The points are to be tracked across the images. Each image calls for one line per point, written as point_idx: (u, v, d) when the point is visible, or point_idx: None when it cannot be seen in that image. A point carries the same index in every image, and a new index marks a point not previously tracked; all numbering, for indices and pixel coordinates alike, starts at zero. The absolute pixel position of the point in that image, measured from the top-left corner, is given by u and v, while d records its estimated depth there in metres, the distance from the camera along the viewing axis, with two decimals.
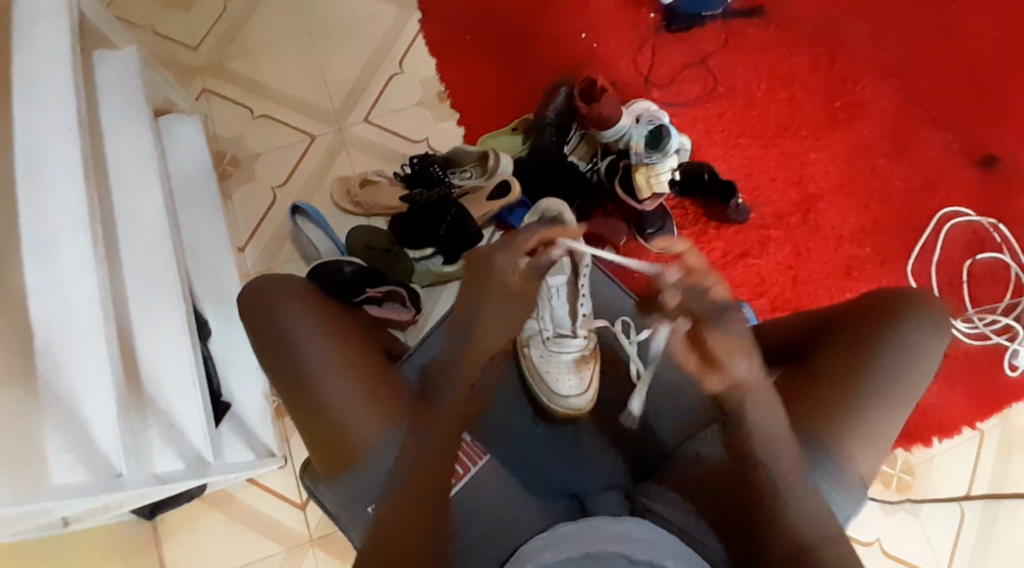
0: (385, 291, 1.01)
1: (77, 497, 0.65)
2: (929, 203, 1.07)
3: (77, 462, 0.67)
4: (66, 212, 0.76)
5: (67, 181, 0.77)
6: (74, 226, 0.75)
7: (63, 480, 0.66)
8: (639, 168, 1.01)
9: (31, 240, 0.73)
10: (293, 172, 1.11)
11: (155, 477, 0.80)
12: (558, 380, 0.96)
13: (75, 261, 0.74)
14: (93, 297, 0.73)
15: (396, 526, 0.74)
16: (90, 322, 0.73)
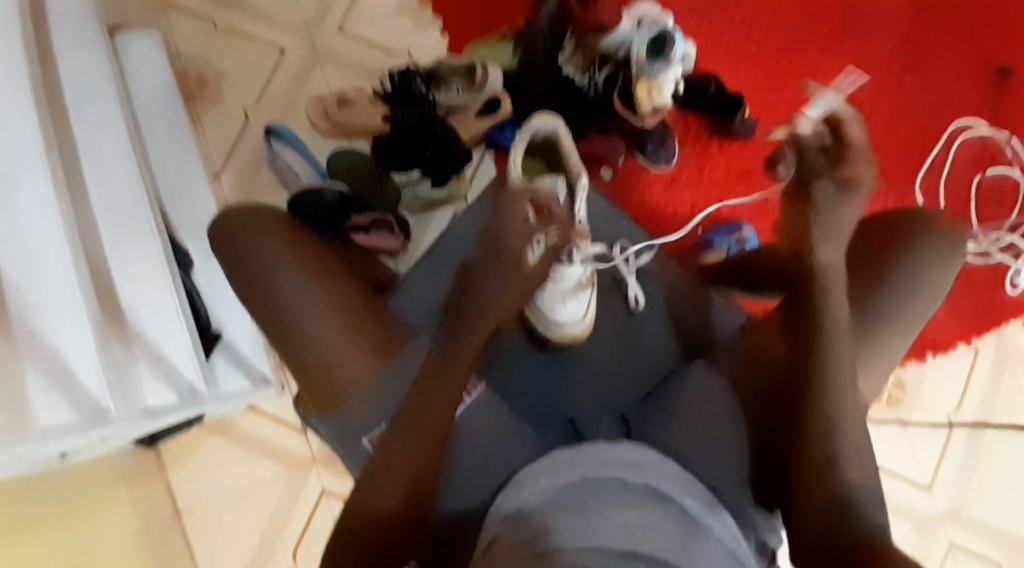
0: (372, 219, 0.96)
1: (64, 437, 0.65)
2: (940, 117, 1.02)
3: None
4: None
5: None
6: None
7: None
8: (640, 80, 0.94)
9: None
10: (265, 93, 1.04)
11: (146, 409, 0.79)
12: (556, 305, 0.91)
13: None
14: None
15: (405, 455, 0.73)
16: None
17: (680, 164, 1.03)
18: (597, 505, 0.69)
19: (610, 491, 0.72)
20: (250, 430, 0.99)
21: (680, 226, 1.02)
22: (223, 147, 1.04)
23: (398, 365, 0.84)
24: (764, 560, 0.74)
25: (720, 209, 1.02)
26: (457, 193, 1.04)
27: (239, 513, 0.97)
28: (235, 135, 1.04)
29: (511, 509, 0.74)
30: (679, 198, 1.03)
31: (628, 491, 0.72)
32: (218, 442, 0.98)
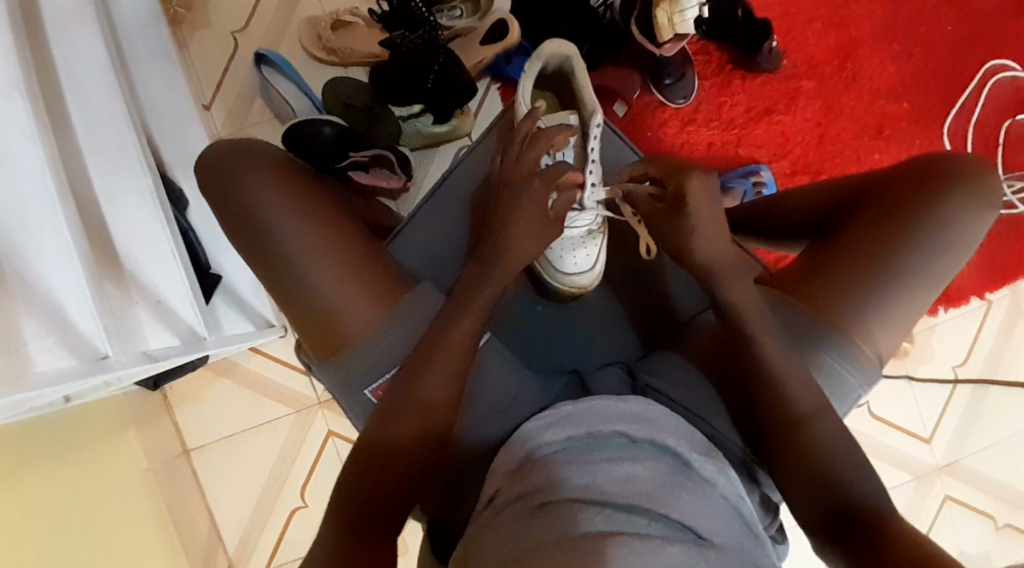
0: (372, 156, 0.91)
1: (66, 382, 0.66)
2: (975, 53, 0.94)
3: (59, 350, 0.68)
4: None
5: None
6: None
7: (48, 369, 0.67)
8: (661, 2, 0.85)
9: None
10: (255, 15, 0.97)
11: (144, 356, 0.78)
12: (561, 255, 0.89)
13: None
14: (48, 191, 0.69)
15: (411, 401, 0.71)
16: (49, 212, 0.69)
17: (698, 101, 0.95)
18: (598, 458, 0.67)
19: (612, 447, 0.69)
20: (252, 368, 1.02)
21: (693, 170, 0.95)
22: (213, 75, 0.97)
23: (403, 313, 0.79)
24: (768, 514, 0.75)
25: (738, 150, 0.95)
26: (461, 129, 0.97)
27: (249, 447, 1.02)
28: (225, 62, 0.98)
29: (514, 462, 0.72)
30: (697, 136, 0.95)
31: (630, 446, 0.70)
32: (222, 383, 1.02)
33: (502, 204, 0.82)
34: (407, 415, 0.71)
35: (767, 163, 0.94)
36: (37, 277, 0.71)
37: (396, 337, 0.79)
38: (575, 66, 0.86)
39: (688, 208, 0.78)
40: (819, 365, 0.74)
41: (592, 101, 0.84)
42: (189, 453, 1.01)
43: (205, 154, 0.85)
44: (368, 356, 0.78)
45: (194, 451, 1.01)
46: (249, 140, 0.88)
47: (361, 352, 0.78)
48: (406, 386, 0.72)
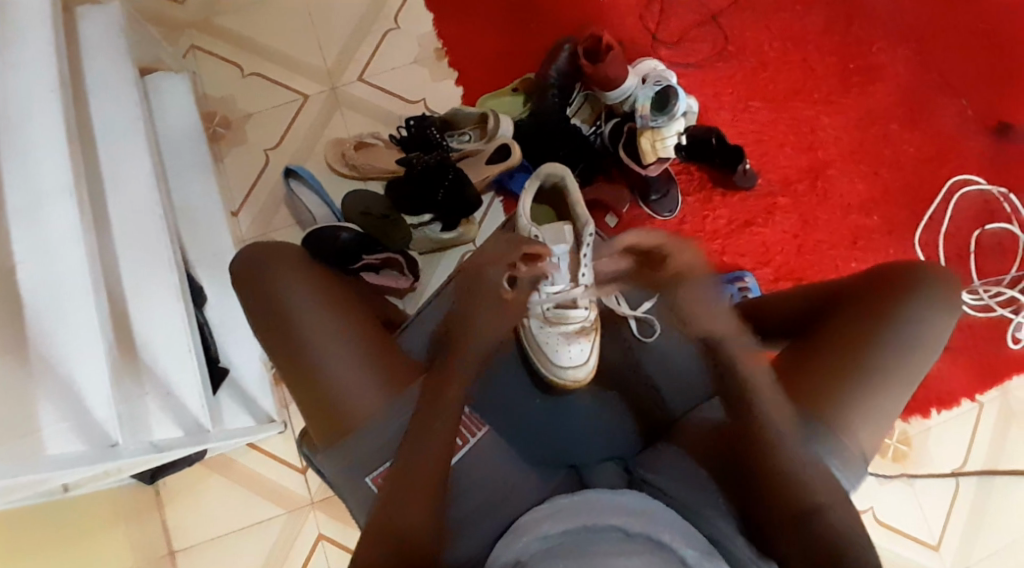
0: (383, 258, 0.98)
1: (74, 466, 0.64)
2: (936, 176, 1.05)
3: (71, 434, 0.66)
4: (54, 171, 0.75)
5: (55, 157, 0.75)
6: (63, 188, 0.74)
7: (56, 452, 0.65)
8: (644, 132, 0.98)
9: (18, 202, 0.72)
10: (286, 135, 1.09)
11: (150, 446, 0.77)
12: (557, 350, 0.94)
13: (65, 220, 0.73)
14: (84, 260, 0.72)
15: (399, 513, 0.70)
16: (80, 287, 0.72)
17: (683, 213, 1.04)
18: (597, 550, 0.65)
19: (608, 539, 0.67)
20: (249, 465, 1.02)
21: None
22: (243, 185, 1.07)
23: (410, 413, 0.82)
24: None
25: (723, 257, 1.02)
26: (467, 236, 1.05)
27: (237, 550, 1.00)
28: (256, 174, 1.08)
29: (510, 555, 0.69)
30: (682, 245, 1.03)
31: (629, 539, 0.67)
32: (218, 479, 1.02)
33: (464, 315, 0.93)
34: (419, 491, 0.72)
35: (752, 269, 1.02)
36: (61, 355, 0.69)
37: (398, 426, 0.81)
38: (569, 185, 0.94)
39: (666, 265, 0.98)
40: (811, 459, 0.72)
41: (586, 216, 0.90)
42: (175, 554, 0.99)
43: (239, 253, 0.90)
44: (374, 443, 0.81)
45: (180, 553, 0.99)
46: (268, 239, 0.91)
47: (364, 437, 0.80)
48: (400, 494, 0.72)
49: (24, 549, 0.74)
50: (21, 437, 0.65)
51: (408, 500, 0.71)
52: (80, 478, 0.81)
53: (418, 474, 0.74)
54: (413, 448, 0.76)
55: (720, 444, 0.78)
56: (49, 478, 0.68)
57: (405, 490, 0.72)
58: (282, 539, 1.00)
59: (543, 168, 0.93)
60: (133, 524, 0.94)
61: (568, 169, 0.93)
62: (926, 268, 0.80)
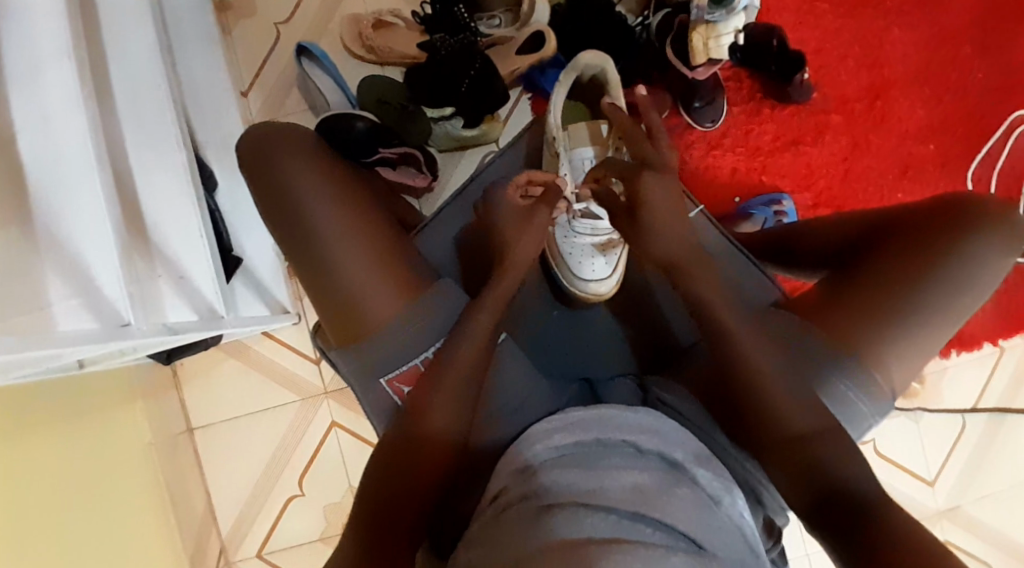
0: (400, 154, 0.92)
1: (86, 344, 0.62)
2: (1007, 104, 0.95)
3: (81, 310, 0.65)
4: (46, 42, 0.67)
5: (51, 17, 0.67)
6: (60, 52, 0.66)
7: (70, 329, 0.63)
8: (698, 27, 0.86)
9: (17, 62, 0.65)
10: (299, 7, 0.99)
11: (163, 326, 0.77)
12: (580, 262, 0.89)
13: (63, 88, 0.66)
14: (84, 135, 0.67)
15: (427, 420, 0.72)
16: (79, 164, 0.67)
17: (725, 125, 0.96)
18: (607, 464, 0.65)
19: (620, 454, 0.67)
20: (262, 353, 1.04)
21: (717, 191, 0.96)
22: (253, 60, 1.00)
23: (434, 311, 0.79)
24: (769, 538, 0.75)
25: (762, 177, 0.96)
26: (490, 135, 0.98)
27: (253, 431, 1.03)
28: (266, 50, 1.00)
29: (522, 461, 0.70)
30: (719, 160, 0.96)
31: (639, 456, 0.67)
32: (232, 364, 1.04)
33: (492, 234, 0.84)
34: (445, 405, 0.73)
35: (791, 193, 0.96)
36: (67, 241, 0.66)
37: (408, 333, 0.78)
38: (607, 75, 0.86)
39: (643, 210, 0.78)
40: (834, 392, 0.72)
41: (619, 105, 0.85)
42: (193, 432, 1.03)
43: (246, 133, 0.85)
44: (390, 346, 0.78)
45: (198, 430, 1.03)
46: (278, 122, 0.87)
47: (373, 346, 0.78)
48: (421, 408, 0.73)
49: (44, 426, 0.74)
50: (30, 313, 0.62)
51: (433, 411, 0.72)
52: (95, 357, 0.81)
53: (444, 384, 0.73)
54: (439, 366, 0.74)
55: (708, 377, 0.77)
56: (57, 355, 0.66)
57: (430, 400, 0.73)
58: (296, 425, 1.04)
59: (580, 58, 0.85)
60: (151, 401, 0.97)
61: (607, 60, 0.84)
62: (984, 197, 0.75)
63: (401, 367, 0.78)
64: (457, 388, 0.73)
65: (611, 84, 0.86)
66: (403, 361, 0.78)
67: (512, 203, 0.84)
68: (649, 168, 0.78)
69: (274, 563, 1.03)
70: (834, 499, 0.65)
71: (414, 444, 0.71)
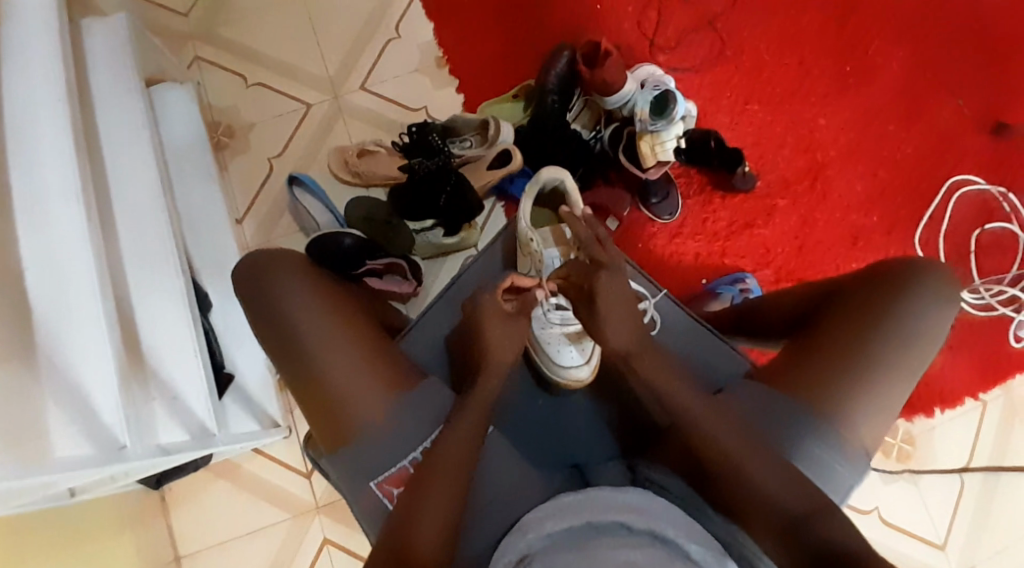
0: (386, 264, 0.99)
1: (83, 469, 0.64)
2: (934, 175, 1.06)
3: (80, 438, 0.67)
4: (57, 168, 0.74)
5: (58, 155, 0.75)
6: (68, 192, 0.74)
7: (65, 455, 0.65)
8: (644, 135, 0.98)
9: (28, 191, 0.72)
10: (290, 142, 1.10)
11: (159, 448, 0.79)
12: (558, 350, 0.92)
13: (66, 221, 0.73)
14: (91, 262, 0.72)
15: (421, 524, 0.72)
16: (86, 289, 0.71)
17: (683, 216, 1.05)
18: (602, 543, 0.65)
19: (612, 534, 0.67)
20: (252, 470, 1.02)
21: (683, 275, 1.03)
22: (248, 191, 1.09)
23: (422, 412, 0.82)
24: None
25: (724, 260, 1.04)
26: (468, 241, 1.07)
27: (243, 555, 1.00)
28: (260, 181, 1.09)
29: (515, 552, 0.69)
30: (682, 246, 1.04)
31: (630, 535, 0.67)
32: (223, 485, 1.02)
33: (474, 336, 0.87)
34: (438, 503, 0.74)
35: (753, 270, 1.03)
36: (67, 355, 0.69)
37: (398, 429, 0.80)
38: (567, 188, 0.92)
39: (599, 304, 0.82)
40: (810, 457, 0.75)
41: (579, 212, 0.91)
42: (181, 561, 0.99)
43: (239, 262, 0.90)
44: (383, 446, 0.80)
45: (185, 559, 0.99)
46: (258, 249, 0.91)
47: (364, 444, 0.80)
48: (410, 513, 0.73)
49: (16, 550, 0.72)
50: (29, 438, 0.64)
51: (424, 520, 0.72)
52: (86, 485, 0.81)
53: (439, 487, 0.74)
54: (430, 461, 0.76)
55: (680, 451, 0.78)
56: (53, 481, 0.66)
57: (424, 507, 0.73)
58: (286, 544, 1.01)
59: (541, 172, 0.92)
60: (138, 529, 0.94)
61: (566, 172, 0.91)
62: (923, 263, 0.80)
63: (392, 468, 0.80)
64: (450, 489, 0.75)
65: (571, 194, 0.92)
66: (394, 459, 0.80)
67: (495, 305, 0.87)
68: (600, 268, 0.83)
69: None
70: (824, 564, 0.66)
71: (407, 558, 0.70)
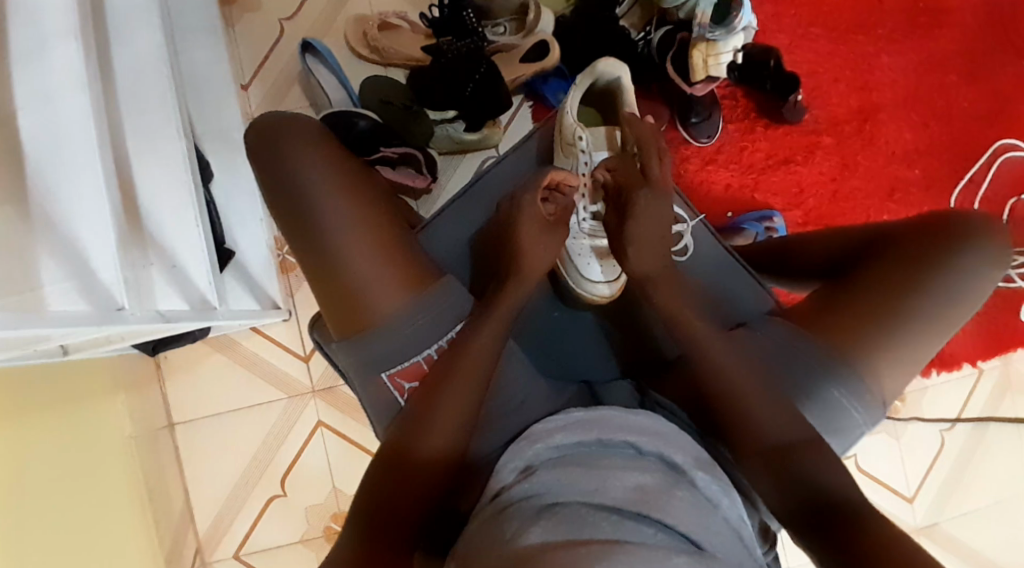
0: (401, 154, 0.92)
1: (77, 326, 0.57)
2: (988, 132, 1.00)
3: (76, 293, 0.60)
4: (59, 8, 0.65)
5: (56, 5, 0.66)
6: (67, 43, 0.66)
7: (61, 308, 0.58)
8: (698, 44, 0.89)
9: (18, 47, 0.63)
10: (306, 5, 1.00)
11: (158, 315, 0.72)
12: (587, 263, 0.89)
13: (70, 64, 0.64)
14: (88, 119, 0.64)
15: (429, 431, 0.72)
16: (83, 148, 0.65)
17: (720, 142, 0.98)
18: (609, 463, 0.65)
19: (622, 455, 0.66)
20: (251, 349, 1.02)
21: (710, 205, 0.98)
22: (256, 56, 1.00)
23: (439, 312, 0.78)
24: (766, 542, 0.73)
25: (753, 194, 0.99)
26: (491, 140, 0.99)
27: (237, 428, 1.02)
28: (271, 46, 1.00)
29: (523, 461, 0.70)
30: (713, 175, 0.98)
31: (639, 458, 0.67)
32: (219, 359, 1.02)
33: (506, 234, 0.84)
34: (448, 412, 0.73)
35: (781, 211, 0.98)
36: (61, 220, 0.63)
37: (417, 327, 0.77)
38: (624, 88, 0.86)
39: (631, 218, 0.82)
40: (827, 400, 0.73)
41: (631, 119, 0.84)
42: (174, 427, 1.01)
43: (258, 120, 0.83)
44: (395, 341, 0.77)
45: (179, 426, 1.01)
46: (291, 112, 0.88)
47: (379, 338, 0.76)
48: (419, 421, 0.73)
49: (20, 416, 0.71)
50: (22, 291, 0.58)
51: (433, 427, 0.72)
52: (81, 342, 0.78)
53: (450, 394, 0.73)
54: (443, 367, 0.74)
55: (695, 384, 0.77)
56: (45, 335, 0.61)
57: (434, 410, 0.73)
58: (282, 421, 1.02)
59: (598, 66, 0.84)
60: (133, 395, 0.95)
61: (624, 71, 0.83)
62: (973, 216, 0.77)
63: (405, 363, 0.78)
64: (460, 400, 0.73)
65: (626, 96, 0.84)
66: (411, 355, 0.77)
67: (535, 208, 0.83)
68: (645, 186, 0.83)
69: (250, 565, 1.01)
70: (823, 511, 0.66)
71: (410, 459, 0.71)
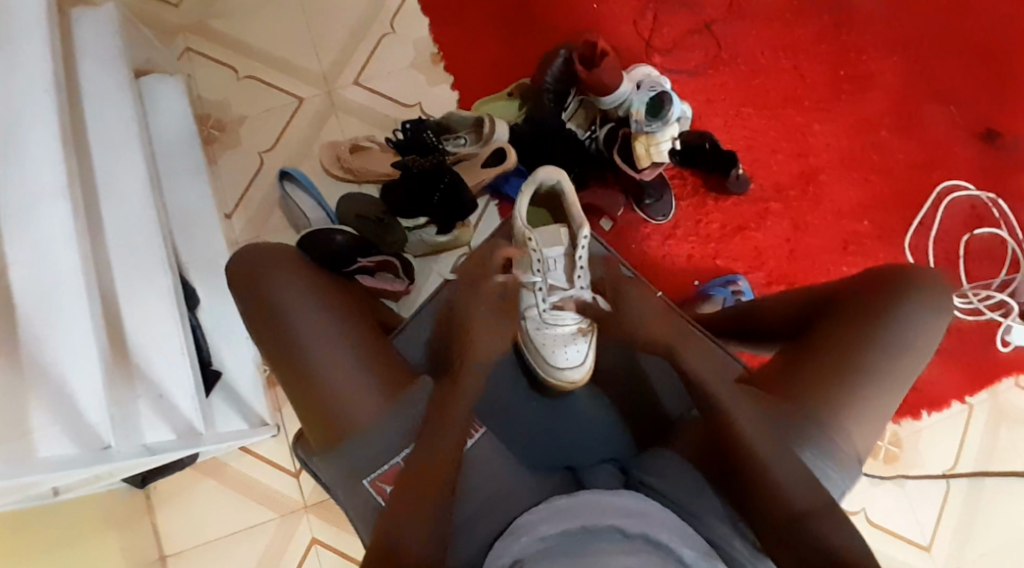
0: (378, 262, 0.97)
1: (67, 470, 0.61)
2: (928, 178, 1.08)
3: (63, 438, 0.63)
4: (46, 163, 0.71)
5: (45, 150, 0.71)
6: (57, 185, 0.70)
7: (49, 455, 0.61)
8: (639, 137, 0.98)
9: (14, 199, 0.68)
10: (282, 137, 1.09)
11: (144, 449, 0.72)
12: (555, 351, 0.91)
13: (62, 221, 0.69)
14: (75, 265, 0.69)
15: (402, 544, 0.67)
16: (76, 285, 0.68)
17: (676, 218, 1.06)
18: (597, 548, 0.62)
19: (608, 540, 0.64)
20: (241, 469, 1.02)
21: (676, 276, 1.04)
22: (238, 188, 1.08)
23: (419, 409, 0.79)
24: None
25: (716, 261, 1.05)
26: (462, 238, 1.06)
27: (230, 555, 1.00)
28: (251, 177, 1.08)
29: (507, 557, 0.66)
30: (675, 248, 1.05)
31: (627, 542, 0.64)
32: (209, 484, 1.01)
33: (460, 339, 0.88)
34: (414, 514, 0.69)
35: (744, 273, 1.04)
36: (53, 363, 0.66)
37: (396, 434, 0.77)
38: (565, 189, 0.91)
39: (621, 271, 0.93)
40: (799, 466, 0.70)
41: (580, 220, 0.91)
42: (166, 561, 0.98)
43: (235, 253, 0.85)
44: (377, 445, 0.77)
45: (171, 558, 0.99)
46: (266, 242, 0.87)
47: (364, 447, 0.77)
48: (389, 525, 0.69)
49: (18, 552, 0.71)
50: (15, 438, 0.61)
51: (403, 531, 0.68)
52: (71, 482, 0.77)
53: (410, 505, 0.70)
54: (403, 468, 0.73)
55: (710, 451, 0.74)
56: (38, 481, 0.64)
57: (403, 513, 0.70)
58: (274, 543, 1.00)
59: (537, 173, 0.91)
60: (125, 531, 0.93)
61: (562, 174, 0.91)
62: (916, 269, 0.77)
63: (384, 467, 0.77)
64: (435, 485, 0.72)
65: (568, 196, 0.92)
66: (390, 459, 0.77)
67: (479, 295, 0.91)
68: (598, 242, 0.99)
69: None
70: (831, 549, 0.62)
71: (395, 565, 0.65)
